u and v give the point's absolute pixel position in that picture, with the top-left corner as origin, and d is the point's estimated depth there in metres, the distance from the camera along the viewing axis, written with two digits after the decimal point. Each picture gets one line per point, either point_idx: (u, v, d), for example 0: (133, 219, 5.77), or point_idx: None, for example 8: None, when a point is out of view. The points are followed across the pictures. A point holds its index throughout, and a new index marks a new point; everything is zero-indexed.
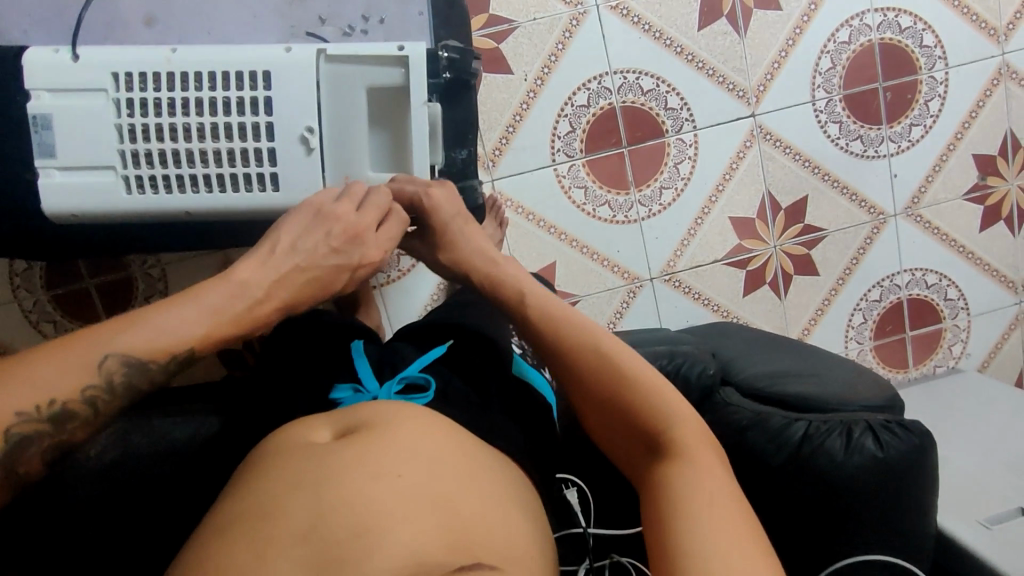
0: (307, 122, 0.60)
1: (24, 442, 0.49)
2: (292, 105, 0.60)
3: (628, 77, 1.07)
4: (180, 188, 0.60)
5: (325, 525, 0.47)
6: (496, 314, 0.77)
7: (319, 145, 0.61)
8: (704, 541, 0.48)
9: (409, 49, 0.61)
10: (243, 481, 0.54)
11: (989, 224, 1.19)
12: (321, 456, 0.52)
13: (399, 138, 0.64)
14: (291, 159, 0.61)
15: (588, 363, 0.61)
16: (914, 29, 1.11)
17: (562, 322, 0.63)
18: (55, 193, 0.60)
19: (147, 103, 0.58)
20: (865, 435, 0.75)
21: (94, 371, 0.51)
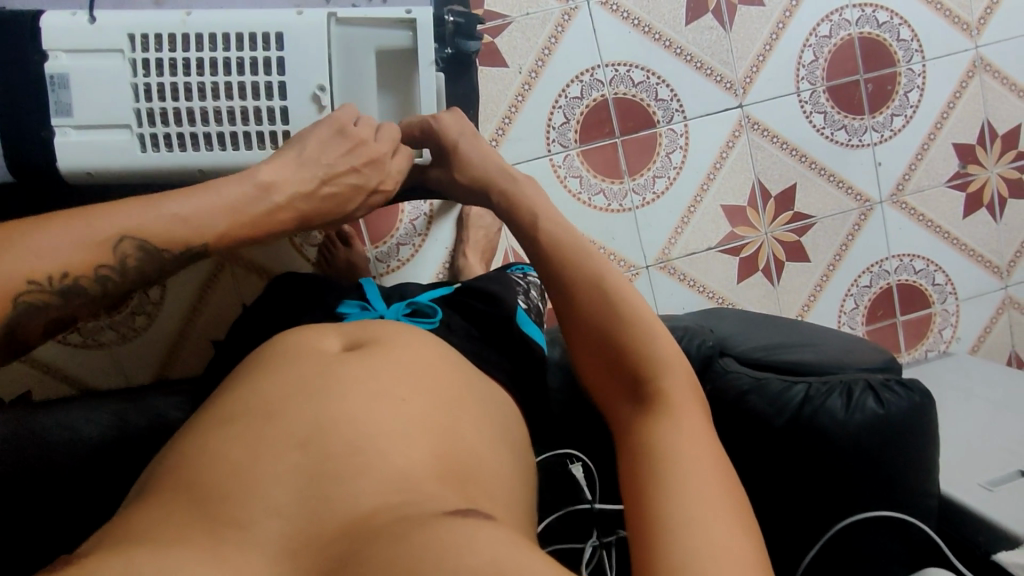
0: (319, 80, 0.65)
1: (30, 311, 0.51)
2: (302, 67, 0.65)
3: (619, 69, 1.11)
4: (194, 144, 0.65)
5: (322, 437, 0.50)
6: (499, 277, 0.81)
7: (330, 102, 0.66)
8: (698, 475, 0.49)
9: (416, 12, 0.67)
10: (238, 385, 0.57)
11: (971, 211, 1.22)
12: (327, 375, 0.55)
13: (406, 98, 0.71)
14: (303, 118, 0.66)
15: (597, 308, 0.62)
16: (890, 24, 1.16)
17: (572, 269, 0.64)
18: (71, 149, 0.64)
19: (162, 64, 0.63)
20: (865, 394, 0.76)
21: (110, 250, 0.53)
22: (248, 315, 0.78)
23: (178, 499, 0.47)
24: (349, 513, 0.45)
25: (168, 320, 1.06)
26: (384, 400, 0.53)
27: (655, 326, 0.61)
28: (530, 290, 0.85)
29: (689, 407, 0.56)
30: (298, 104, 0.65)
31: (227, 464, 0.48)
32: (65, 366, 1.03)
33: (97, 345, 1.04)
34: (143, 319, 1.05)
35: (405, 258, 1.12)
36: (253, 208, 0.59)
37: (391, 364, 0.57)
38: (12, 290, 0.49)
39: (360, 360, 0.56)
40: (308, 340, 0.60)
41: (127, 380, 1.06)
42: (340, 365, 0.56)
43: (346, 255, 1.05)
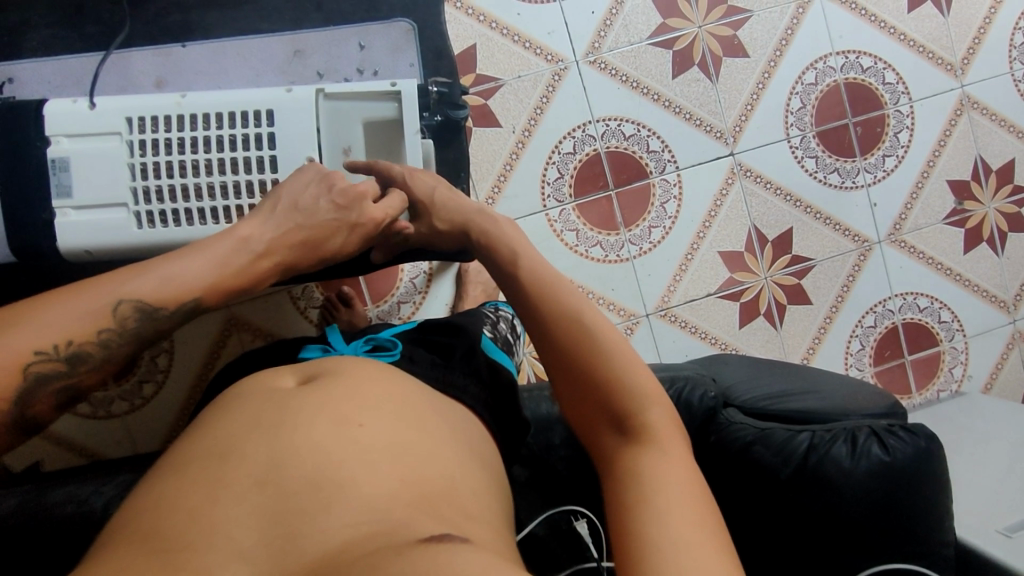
0: (309, 151, 0.64)
1: (40, 381, 0.50)
2: (293, 141, 0.64)
3: (610, 124, 1.14)
4: (188, 221, 0.64)
5: (278, 475, 0.49)
6: (468, 315, 0.84)
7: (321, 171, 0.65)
8: (677, 521, 0.47)
9: (401, 84, 0.65)
10: (202, 428, 0.56)
11: (972, 246, 1.22)
12: (282, 403, 0.56)
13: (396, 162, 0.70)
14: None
15: (577, 346, 0.60)
16: (875, 68, 1.18)
17: (547, 299, 0.62)
18: (69, 230, 0.64)
19: (158, 144, 0.63)
20: (870, 440, 0.75)
21: (110, 315, 0.52)
22: (223, 369, 0.79)
23: (131, 542, 0.45)
24: (317, 548, 0.44)
25: (177, 386, 1.08)
26: (342, 428, 0.53)
27: (627, 358, 0.59)
28: (500, 322, 0.90)
29: (671, 441, 0.54)
30: (290, 176, 0.64)
31: (184, 507, 0.47)
32: (75, 436, 1.06)
33: (107, 414, 1.07)
34: (151, 387, 1.08)
35: (405, 315, 1.13)
36: (239, 260, 0.58)
37: (348, 394, 0.56)
38: (22, 360, 0.48)
39: (316, 391, 0.57)
40: (262, 383, 0.60)
41: (134, 448, 1.08)
42: (299, 399, 0.56)
43: (348, 317, 1.05)
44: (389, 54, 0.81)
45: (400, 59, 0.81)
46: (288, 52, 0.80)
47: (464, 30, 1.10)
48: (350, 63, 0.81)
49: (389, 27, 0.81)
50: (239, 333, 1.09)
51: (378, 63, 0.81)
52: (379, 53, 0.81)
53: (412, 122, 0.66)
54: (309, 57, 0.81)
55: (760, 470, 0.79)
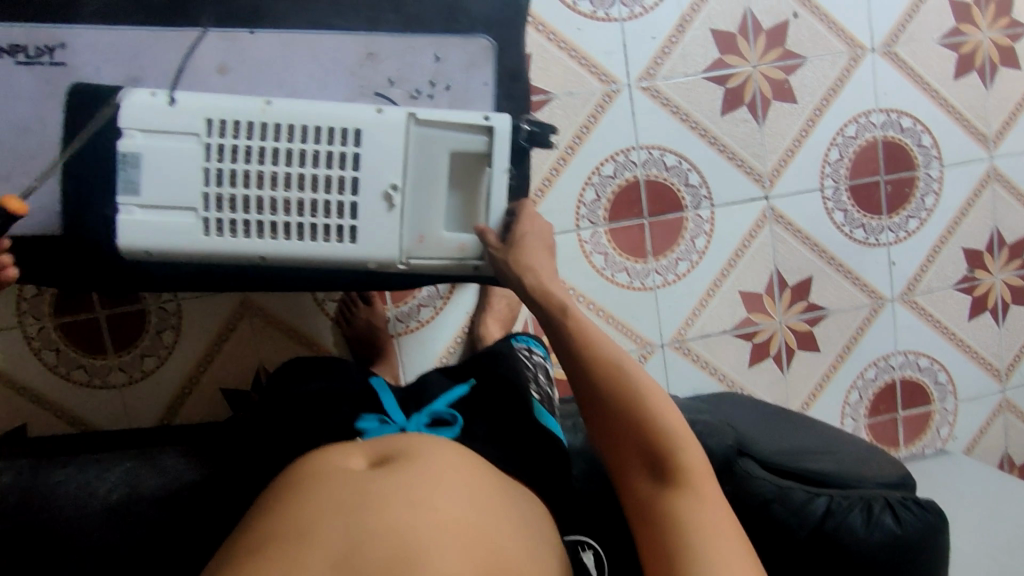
0: (393, 179, 0.61)
1: None
2: (378, 163, 0.61)
3: (653, 153, 1.13)
4: (260, 234, 0.61)
5: (360, 555, 0.48)
6: (512, 363, 0.82)
7: (401, 201, 0.62)
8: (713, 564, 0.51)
9: (496, 120, 0.63)
10: (280, 505, 0.55)
11: (977, 313, 1.26)
12: (360, 485, 0.55)
13: (474, 201, 0.66)
14: (375, 217, 0.61)
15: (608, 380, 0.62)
16: (914, 130, 1.20)
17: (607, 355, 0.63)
18: (130, 230, 0.60)
19: (237, 150, 0.60)
20: (885, 511, 0.78)
21: None
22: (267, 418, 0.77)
23: None
24: None
25: (181, 363, 1.07)
26: (419, 510, 0.52)
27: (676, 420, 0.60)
28: (540, 371, 0.86)
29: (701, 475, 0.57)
30: (371, 200, 0.61)
31: None
32: (69, 403, 1.04)
33: (105, 385, 1.05)
34: (153, 361, 1.06)
35: (424, 320, 1.12)
36: None
37: (427, 476, 0.55)
38: None
39: (393, 472, 0.56)
40: (333, 463, 0.59)
41: (131, 422, 1.07)
42: (376, 483, 0.54)
43: (366, 315, 1.06)
44: (464, 71, 0.79)
45: (475, 77, 0.79)
46: (361, 53, 0.77)
47: None
48: (423, 73, 0.78)
49: (468, 43, 0.78)
50: (250, 316, 1.08)
51: (452, 77, 0.79)
52: (454, 68, 0.79)
53: (502, 161, 0.64)
54: (382, 63, 0.78)
55: (775, 527, 0.82)
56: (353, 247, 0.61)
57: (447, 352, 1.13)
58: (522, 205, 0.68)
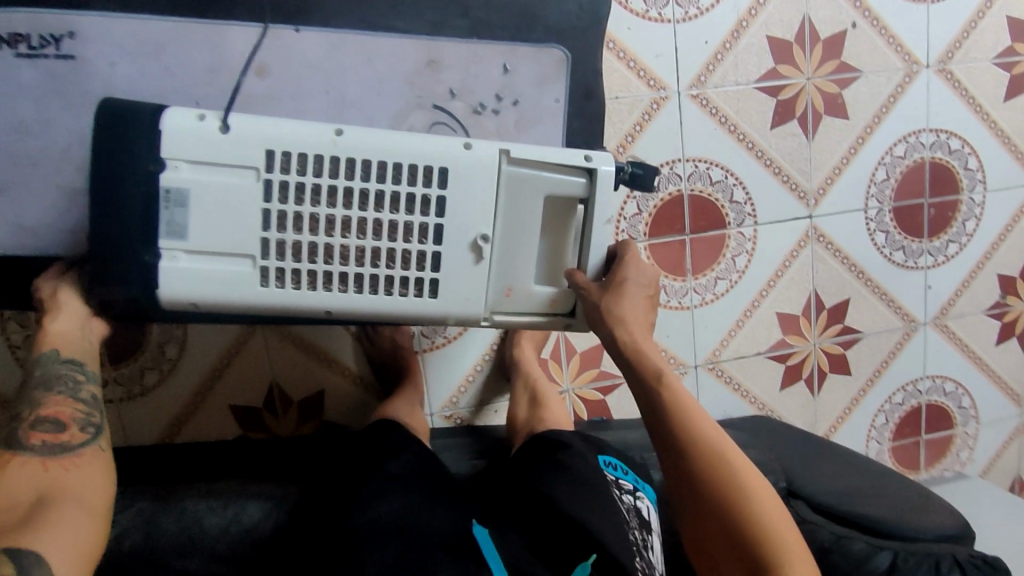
0: (482, 228, 0.54)
1: None
2: (464, 210, 0.54)
3: (699, 166, 1.07)
4: (327, 285, 0.53)
5: None
6: (617, 525, 0.75)
7: (490, 252, 0.55)
8: None
9: (598, 162, 0.56)
10: None
11: (1004, 339, 1.25)
12: None
13: (562, 247, 0.59)
14: (458, 268, 0.55)
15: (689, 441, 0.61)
16: (961, 152, 1.16)
17: (695, 428, 0.61)
18: (176, 277, 0.53)
19: (304, 188, 0.51)
20: (953, 569, 0.76)
21: None
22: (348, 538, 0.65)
23: None
24: None
25: (185, 378, 0.97)
26: None
27: (755, 477, 0.60)
28: (634, 527, 0.78)
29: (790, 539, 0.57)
30: (455, 251, 0.54)
31: None
32: None
33: (100, 401, 0.95)
34: (154, 376, 0.96)
35: (451, 335, 1.06)
36: None
37: None
38: None
39: None
40: None
41: (129, 442, 0.97)
42: None
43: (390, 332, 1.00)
44: (536, 85, 0.70)
45: (546, 93, 0.71)
46: (421, 60, 0.68)
47: None
48: (489, 86, 0.70)
49: (541, 53, 0.70)
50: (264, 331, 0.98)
51: (520, 91, 0.70)
52: (523, 80, 0.70)
53: (600, 208, 0.58)
54: (444, 71, 0.69)
55: None
56: (433, 302, 0.55)
57: (475, 371, 1.07)
58: (624, 245, 0.62)
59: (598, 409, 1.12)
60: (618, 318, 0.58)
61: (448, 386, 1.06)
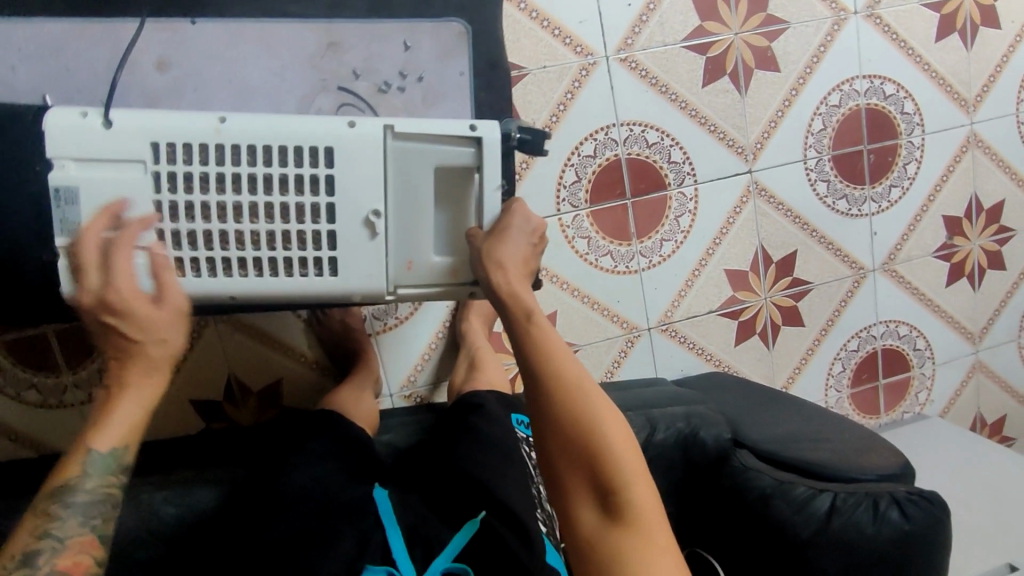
0: (374, 204, 0.57)
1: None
2: (352, 188, 0.56)
3: (634, 129, 1.08)
4: (227, 271, 0.56)
5: None
6: (520, 477, 0.78)
7: (385, 227, 0.58)
8: None
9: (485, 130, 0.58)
10: None
11: (954, 280, 1.26)
12: None
13: (462, 216, 0.61)
14: (353, 245, 0.57)
15: (563, 401, 0.56)
16: (896, 97, 1.17)
17: (553, 361, 0.57)
18: (80, 275, 0.55)
19: (191, 176, 0.54)
20: (891, 507, 0.78)
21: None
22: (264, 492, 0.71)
23: None
24: None
25: None
26: None
27: (628, 450, 0.56)
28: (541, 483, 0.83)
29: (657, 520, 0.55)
30: (349, 228, 0.57)
31: None
32: (26, 427, 0.97)
33: (61, 404, 0.97)
34: None
35: (403, 315, 1.07)
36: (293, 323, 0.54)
37: None
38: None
39: None
40: None
41: None
42: None
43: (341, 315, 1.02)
44: (438, 59, 0.71)
45: (450, 67, 0.71)
46: (321, 43, 0.69)
47: None
48: (392, 64, 0.71)
49: (440, 28, 0.71)
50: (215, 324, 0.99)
51: (424, 68, 0.71)
52: (426, 56, 0.71)
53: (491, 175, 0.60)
54: (346, 53, 0.70)
55: (777, 525, 0.82)
56: (336, 280, 0.58)
57: (430, 349, 1.08)
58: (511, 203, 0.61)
59: None
60: (497, 264, 0.57)
61: (403, 366, 1.08)
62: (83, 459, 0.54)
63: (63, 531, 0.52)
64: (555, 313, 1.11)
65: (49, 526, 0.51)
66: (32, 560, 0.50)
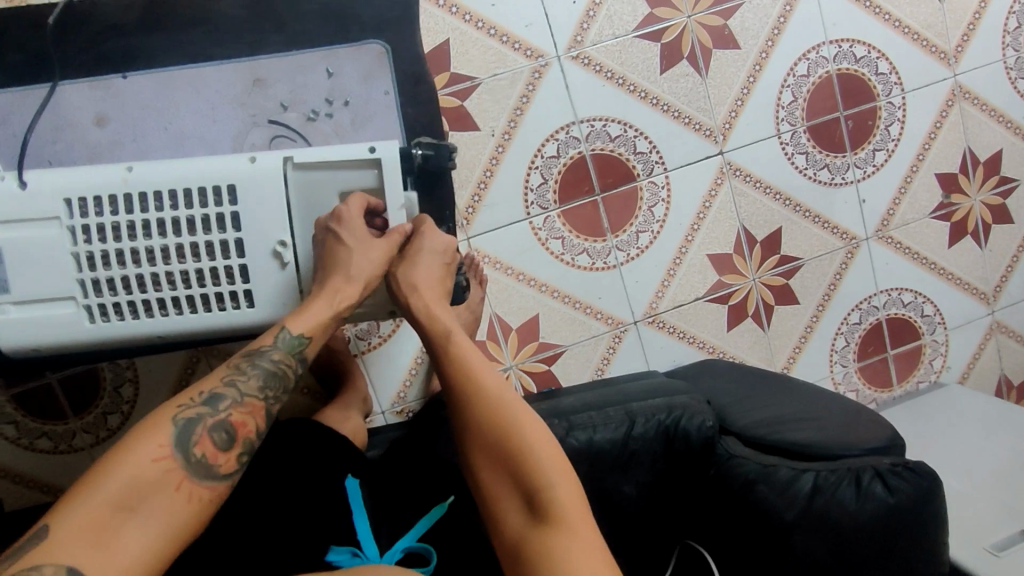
0: (280, 236, 0.61)
1: (187, 425, 0.55)
2: (258, 222, 0.60)
3: (595, 124, 1.07)
4: (149, 312, 0.60)
5: None
6: None
7: (294, 255, 0.62)
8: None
9: (382, 151, 0.61)
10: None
11: (957, 239, 1.21)
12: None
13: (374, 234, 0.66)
14: (265, 275, 0.61)
15: (487, 414, 0.63)
16: (868, 58, 1.13)
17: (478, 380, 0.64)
18: (15, 329, 0.60)
19: (103, 228, 0.58)
20: (873, 480, 0.76)
21: (171, 423, 0.54)
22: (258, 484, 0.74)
23: None
24: None
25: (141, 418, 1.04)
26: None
27: (547, 448, 0.61)
28: None
29: (575, 509, 0.58)
30: (259, 261, 0.61)
31: None
32: (38, 472, 1.02)
33: (69, 449, 1.03)
34: (116, 418, 1.03)
35: (385, 333, 1.09)
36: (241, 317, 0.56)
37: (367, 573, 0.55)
38: (172, 412, 0.55)
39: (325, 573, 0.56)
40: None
41: None
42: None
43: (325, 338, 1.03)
44: (361, 81, 0.72)
45: (374, 87, 0.72)
46: (247, 80, 0.71)
47: (437, 24, 1.01)
48: (318, 91, 0.73)
49: (361, 51, 0.72)
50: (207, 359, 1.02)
51: (350, 91, 0.73)
52: (350, 80, 0.73)
53: (395, 196, 0.64)
54: (272, 86, 0.72)
55: (762, 511, 0.79)
56: (254, 311, 0.62)
57: (415, 365, 1.10)
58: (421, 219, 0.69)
59: (547, 379, 1.13)
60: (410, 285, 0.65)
61: (389, 384, 1.09)
62: (277, 333, 0.61)
63: (243, 386, 0.58)
64: (537, 315, 1.11)
65: (236, 377, 0.58)
66: (217, 404, 0.57)
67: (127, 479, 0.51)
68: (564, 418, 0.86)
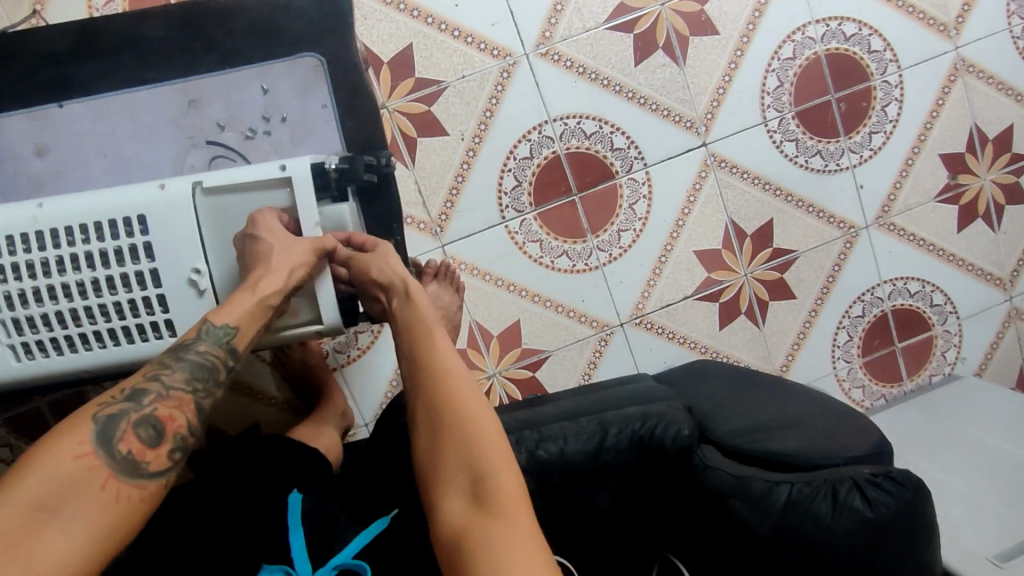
0: (194, 263, 0.62)
1: (108, 422, 0.51)
2: (173, 249, 0.62)
3: (569, 123, 1.04)
4: (73, 345, 0.62)
5: None
6: None
7: (211, 281, 0.63)
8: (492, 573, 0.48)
9: (292, 168, 0.63)
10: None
11: (966, 223, 1.13)
12: None
13: None
14: (183, 303, 0.62)
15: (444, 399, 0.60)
16: (860, 35, 1.06)
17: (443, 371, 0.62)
18: None
19: (19, 266, 0.60)
20: (852, 493, 0.72)
21: (91, 422, 0.51)
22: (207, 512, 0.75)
23: None
24: None
25: None
26: None
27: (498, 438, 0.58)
28: None
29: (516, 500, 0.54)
30: (175, 289, 0.62)
31: None
32: None
33: None
34: None
35: (364, 345, 1.07)
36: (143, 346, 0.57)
37: None
38: (92, 410, 0.52)
39: None
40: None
41: None
42: None
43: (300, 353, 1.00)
44: (297, 97, 0.73)
45: (309, 101, 0.73)
46: (183, 102, 0.72)
47: (398, 29, 0.99)
48: (255, 110, 0.73)
49: (294, 65, 0.72)
50: None
51: (285, 107, 0.73)
52: (285, 95, 0.73)
53: (309, 214, 0.65)
54: (207, 107, 0.72)
55: (737, 525, 0.75)
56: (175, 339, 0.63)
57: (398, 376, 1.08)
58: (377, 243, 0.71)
59: (531, 386, 1.10)
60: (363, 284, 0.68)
61: (371, 396, 1.08)
62: (201, 327, 0.59)
63: (169, 380, 0.55)
64: (518, 321, 1.08)
65: (160, 372, 0.56)
66: (139, 399, 0.54)
67: (48, 481, 0.47)
68: (534, 429, 0.83)
